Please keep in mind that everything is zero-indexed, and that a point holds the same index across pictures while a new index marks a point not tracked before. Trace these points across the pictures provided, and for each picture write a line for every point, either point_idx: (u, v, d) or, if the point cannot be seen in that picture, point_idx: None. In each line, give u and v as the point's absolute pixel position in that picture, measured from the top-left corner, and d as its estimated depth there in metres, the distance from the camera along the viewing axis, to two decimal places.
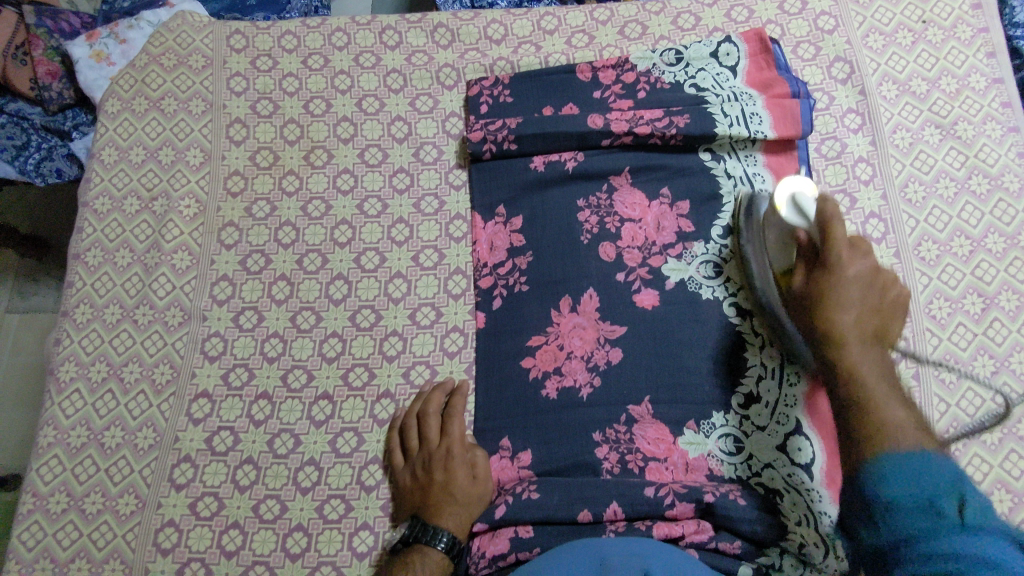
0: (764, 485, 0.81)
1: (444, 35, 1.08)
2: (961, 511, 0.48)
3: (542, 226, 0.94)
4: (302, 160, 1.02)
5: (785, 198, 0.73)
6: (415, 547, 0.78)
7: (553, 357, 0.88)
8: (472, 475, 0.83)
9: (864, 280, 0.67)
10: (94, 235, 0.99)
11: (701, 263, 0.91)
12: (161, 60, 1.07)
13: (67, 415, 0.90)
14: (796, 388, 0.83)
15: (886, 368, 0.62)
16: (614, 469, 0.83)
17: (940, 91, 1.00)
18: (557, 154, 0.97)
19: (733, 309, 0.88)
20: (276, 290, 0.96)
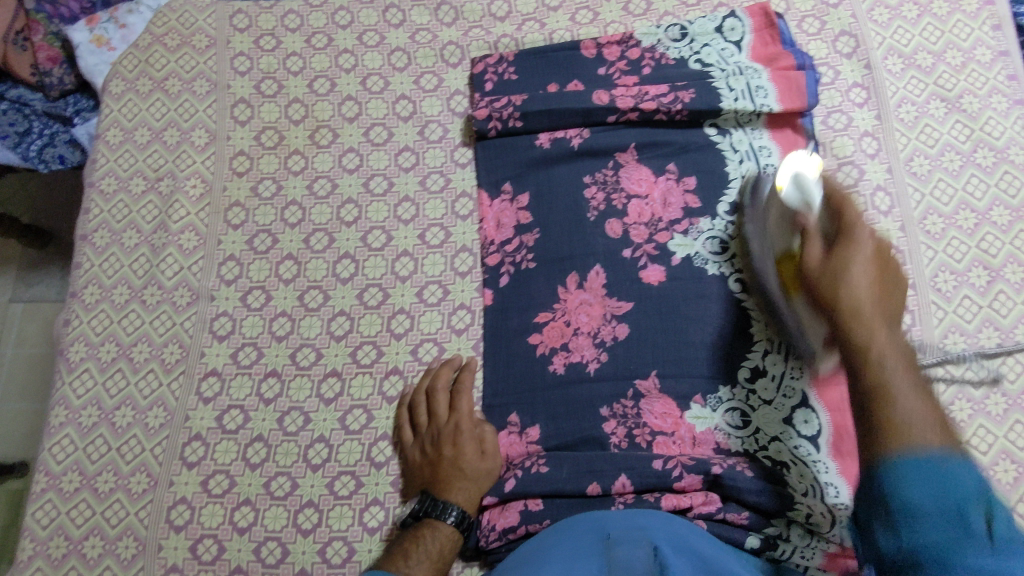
0: (771, 458, 0.81)
1: (448, 13, 1.07)
2: (988, 524, 0.45)
3: (548, 203, 0.94)
4: (307, 140, 1.02)
5: (787, 179, 0.74)
6: (425, 521, 0.78)
7: (560, 333, 0.89)
8: (481, 451, 0.83)
9: (875, 257, 0.63)
10: (101, 216, 0.99)
11: (707, 239, 0.91)
12: (165, 41, 1.07)
13: (78, 395, 0.91)
14: (801, 360, 0.83)
15: (905, 352, 0.57)
16: (621, 443, 0.83)
17: (946, 64, 0.99)
18: (563, 131, 0.97)
19: (738, 285, 0.88)
20: (283, 270, 0.96)
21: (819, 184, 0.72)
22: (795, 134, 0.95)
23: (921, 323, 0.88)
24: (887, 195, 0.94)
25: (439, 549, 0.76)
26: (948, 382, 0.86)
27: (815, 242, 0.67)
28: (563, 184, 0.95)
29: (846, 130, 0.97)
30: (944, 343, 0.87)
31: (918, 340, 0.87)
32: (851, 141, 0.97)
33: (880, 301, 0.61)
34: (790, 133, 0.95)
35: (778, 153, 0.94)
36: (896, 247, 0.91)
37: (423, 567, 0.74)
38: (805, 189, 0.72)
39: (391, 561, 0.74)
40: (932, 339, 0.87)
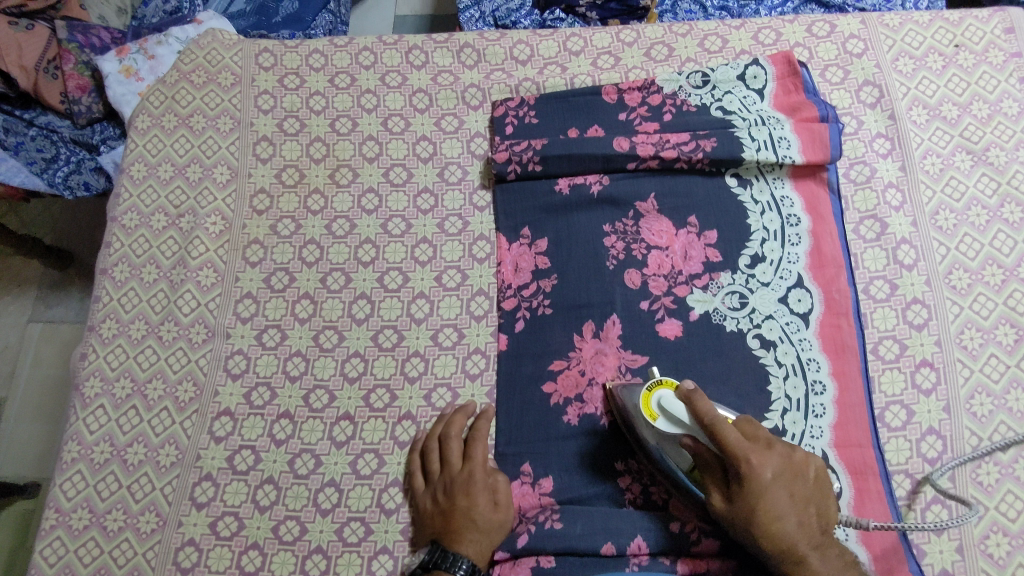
0: None
1: (470, 55, 1.08)
2: None
3: (566, 248, 0.94)
4: (327, 179, 1.02)
5: (658, 409, 0.76)
6: (435, 573, 0.76)
7: (574, 383, 0.88)
8: (494, 501, 0.81)
9: (779, 473, 0.70)
10: (122, 250, 1.00)
11: (727, 293, 0.89)
12: (191, 78, 1.08)
13: (91, 431, 0.91)
14: (822, 420, 0.84)
15: (840, 565, 0.69)
16: (636, 499, 0.82)
17: (972, 117, 0.98)
18: (582, 177, 0.96)
19: (758, 341, 0.87)
20: (299, 309, 0.96)
21: (682, 404, 0.74)
22: (818, 183, 0.95)
23: (947, 381, 0.86)
24: (912, 248, 0.92)
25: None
26: (975, 444, 0.83)
27: (717, 491, 0.72)
28: (581, 229, 0.94)
29: (870, 181, 0.96)
30: (971, 404, 0.85)
31: (944, 400, 0.85)
32: (875, 193, 0.96)
33: (802, 512, 0.70)
34: (813, 182, 0.95)
35: (800, 204, 0.94)
36: (921, 301, 0.89)
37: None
38: (676, 420, 0.75)
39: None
40: (959, 399, 0.85)
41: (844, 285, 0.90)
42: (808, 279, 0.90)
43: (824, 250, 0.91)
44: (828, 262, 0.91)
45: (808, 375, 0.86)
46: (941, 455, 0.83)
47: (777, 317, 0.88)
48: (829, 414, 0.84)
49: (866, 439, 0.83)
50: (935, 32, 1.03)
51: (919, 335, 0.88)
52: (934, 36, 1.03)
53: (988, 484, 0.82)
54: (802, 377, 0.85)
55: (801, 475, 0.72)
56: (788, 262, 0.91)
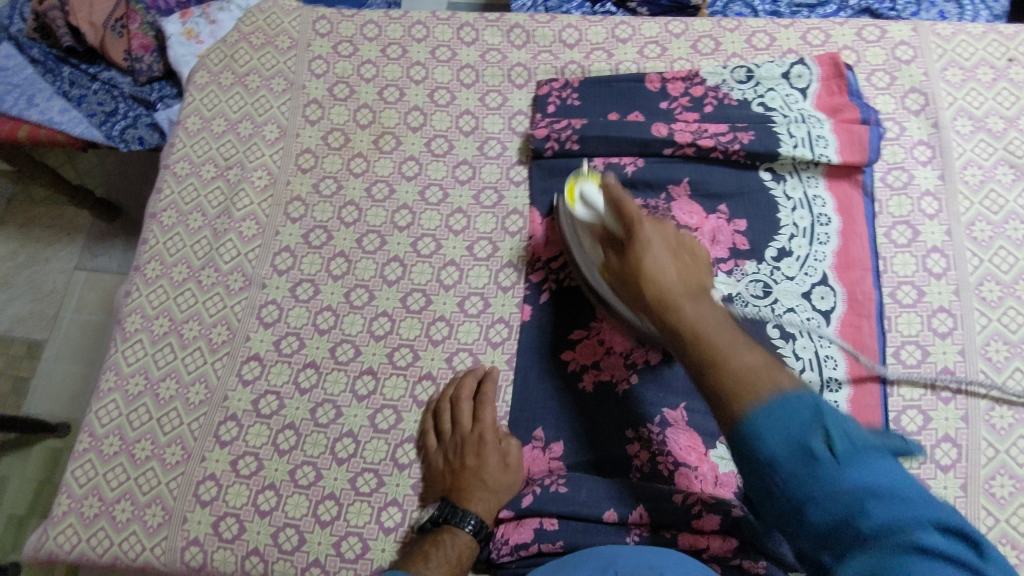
0: None
1: (520, 36, 1.10)
2: (827, 443, 0.53)
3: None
4: (371, 144, 1.06)
5: (578, 198, 0.84)
6: (444, 527, 0.79)
7: (592, 351, 0.90)
8: (502, 462, 0.84)
9: (664, 241, 0.75)
10: (172, 197, 1.05)
11: (751, 281, 0.91)
12: (251, 39, 1.13)
13: (129, 363, 0.96)
14: None
15: (719, 317, 0.67)
16: (643, 467, 0.83)
17: (1018, 131, 0.98)
18: (618, 157, 0.98)
19: (777, 332, 0.88)
20: (334, 266, 0.99)
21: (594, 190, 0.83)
22: (851, 185, 0.95)
23: (967, 391, 0.86)
24: (944, 257, 0.92)
25: (457, 557, 0.77)
26: (991, 456, 0.83)
27: (613, 250, 0.78)
28: None
29: (906, 187, 0.96)
30: (991, 416, 0.85)
31: (963, 409, 0.85)
32: (910, 200, 0.95)
33: (690, 293, 0.70)
34: (846, 183, 0.95)
35: (832, 204, 0.94)
36: (947, 310, 0.89)
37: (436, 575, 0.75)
38: (591, 203, 0.82)
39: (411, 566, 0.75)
40: (978, 409, 0.85)
41: (868, 286, 0.90)
42: (833, 277, 0.91)
43: (851, 252, 0.92)
44: (854, 264, 0.91)
45: (824, 370, 0.86)
46: (955, 463, 0.83)
47: (798, 310, 0.89)
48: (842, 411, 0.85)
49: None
50: (988, 45, 1.02)
51: (942, 343, 0.88)
52: (987, 48, 1.02)
53: (1000, 497, 0.81)
54: (818, 371, 0.86)
55: (688, 251, 0.76)
56: (814, 259, 0.91)
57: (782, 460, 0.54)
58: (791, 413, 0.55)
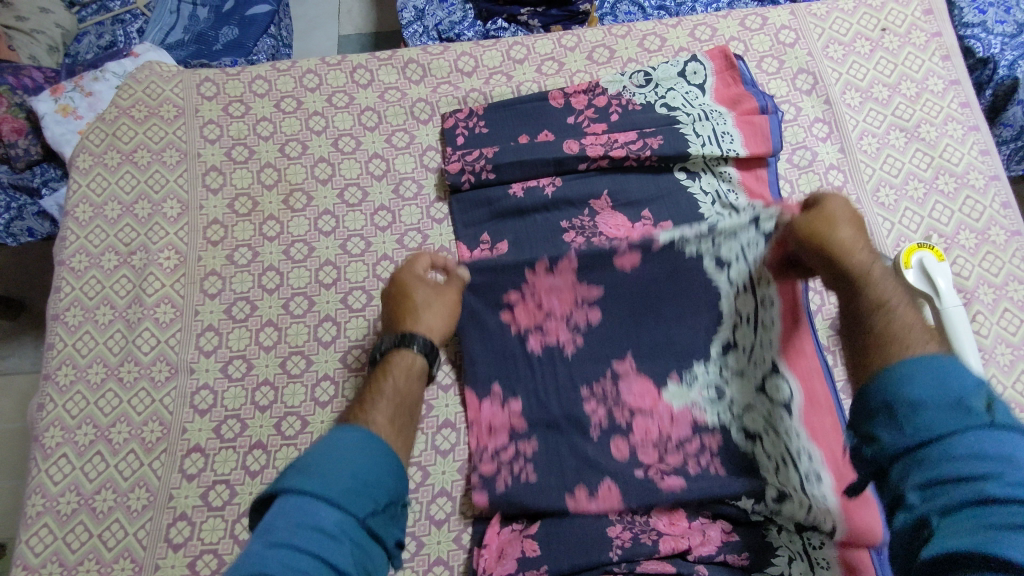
0: (767, 490, 0.81)
1: (416, 71, 1.08)
2: (989, 411, 0.48)
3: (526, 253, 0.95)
4: (281, 205, 1.01)
5: (915, 262, 0.82)
6: (392, 352, 0.78)
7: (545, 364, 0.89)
8: (436, 290, 0.86)
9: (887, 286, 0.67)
10: (73, 294, 0.97)
11: (689, 276, 0.89)
12: (132, 112, 1.07)
13: (55, 482, 0.87)
14: (786, 391, 0.82)
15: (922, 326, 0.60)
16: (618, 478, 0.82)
17: (902, 96, 1.03)
18: (534, 180, 0.97)
19: (716, 318, 0.88)
20: (263, 337, 0.94)
21: (944, 276, 0.80)
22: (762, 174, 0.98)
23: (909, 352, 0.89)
24: None
25: (404, 377, 0.76)
26: None
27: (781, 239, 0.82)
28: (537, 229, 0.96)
29: (812, 164, 1.00)
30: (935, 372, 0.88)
31: None
32: (818, 176, 0.99)
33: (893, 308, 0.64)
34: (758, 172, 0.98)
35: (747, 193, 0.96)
36: None
37: (383, 403, 0.71)
38: (931, 278, 0.80)
39: (358, 410, 0.70)
40: None
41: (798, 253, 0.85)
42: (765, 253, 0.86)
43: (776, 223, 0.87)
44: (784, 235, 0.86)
45: (766, 350, 0.85)
46: None
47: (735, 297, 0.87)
48: (795, 387, 0.82)
49: (823, 393, 0.85)
50: (860, 19, 1.08)
51: None
52: (860, 22, 1.08)
53: None
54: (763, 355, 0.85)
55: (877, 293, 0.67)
56: None
57: (926, 402, 0.50)
58: (950, 377, 0.51)
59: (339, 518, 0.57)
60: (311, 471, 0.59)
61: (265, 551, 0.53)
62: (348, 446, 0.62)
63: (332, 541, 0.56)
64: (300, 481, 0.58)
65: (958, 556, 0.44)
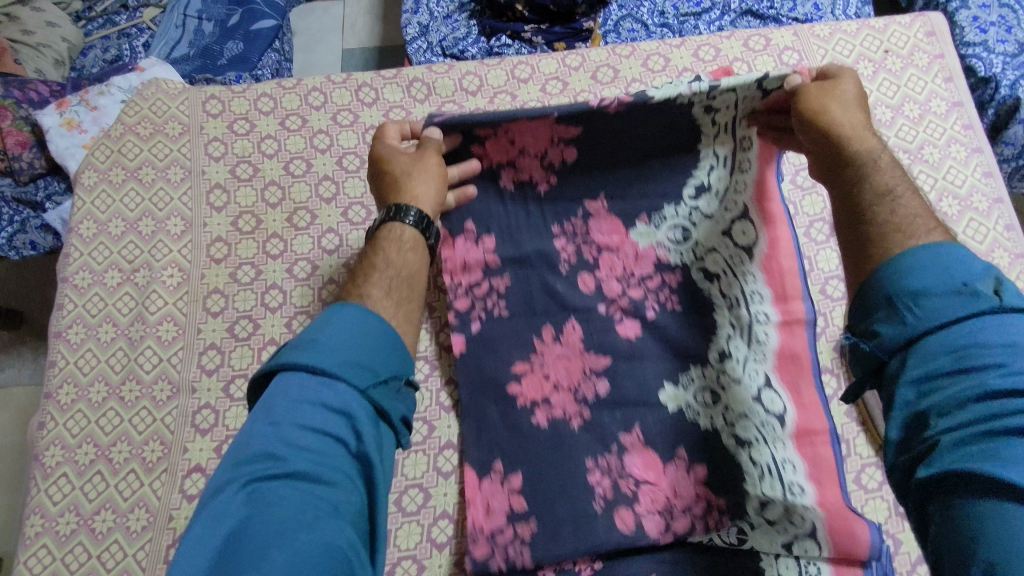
0: (736, 435, 0.83)
1: (420, 89, 1.09)
2: (996, 293, 0.49)
3: (523, 281, 0.92)
4: (285, 223, 1.01)
5: None
6: (383, 228, 0.77)
7: (538, 385, 0.88)
8: (414, 157, 0.82)
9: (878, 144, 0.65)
10: (76, 311, 0.97)
11: (668, 227, 0.91)
12: (137, 130, 1.07)
13: (55, 501, 0.87)
14: (765, 344, 0.85)
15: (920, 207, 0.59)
16: (607, 494, 0.83)
17: (905, 117, 1.03)
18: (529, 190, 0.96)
19: (692, 190, 0.90)
20: (265, 356, 0.94)
21: None
22: None
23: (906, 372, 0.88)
24: None
25: (401, 253, 0.75)
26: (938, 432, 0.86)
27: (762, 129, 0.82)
28: None
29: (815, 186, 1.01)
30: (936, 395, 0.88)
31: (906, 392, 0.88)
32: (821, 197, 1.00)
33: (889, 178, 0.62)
34: None
35: None
36: None
37: (383, 279, 0.72)
38: None
39: (353, 287, 0.71)
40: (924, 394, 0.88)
41: (784, 239, 0.88)
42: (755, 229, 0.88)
43: (776, 214, 0.88)
44: (777, 221, 0.88)
45: (749, 304, 0.86)
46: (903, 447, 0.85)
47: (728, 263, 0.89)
48: (771, 338, 0.85)
49: (792, 264, 0.87)
50: (863, 40, 1.08)
51: None
52: (863, 43, 1.08)
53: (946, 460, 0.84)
54: (745, 324, 0.86)
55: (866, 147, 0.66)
56: None
57: (930, 291, 0.51)
58: (954, 266, 0.51)
59: (339, 389, 0.58)
60: (310, 347, 0.60)
61: (266, 428, 0.55)
62: (348, 320, 0.62)
63: (347, 417, 0.57)
64: (308, 359, 0.58)
65: (960, 472, 0.44)
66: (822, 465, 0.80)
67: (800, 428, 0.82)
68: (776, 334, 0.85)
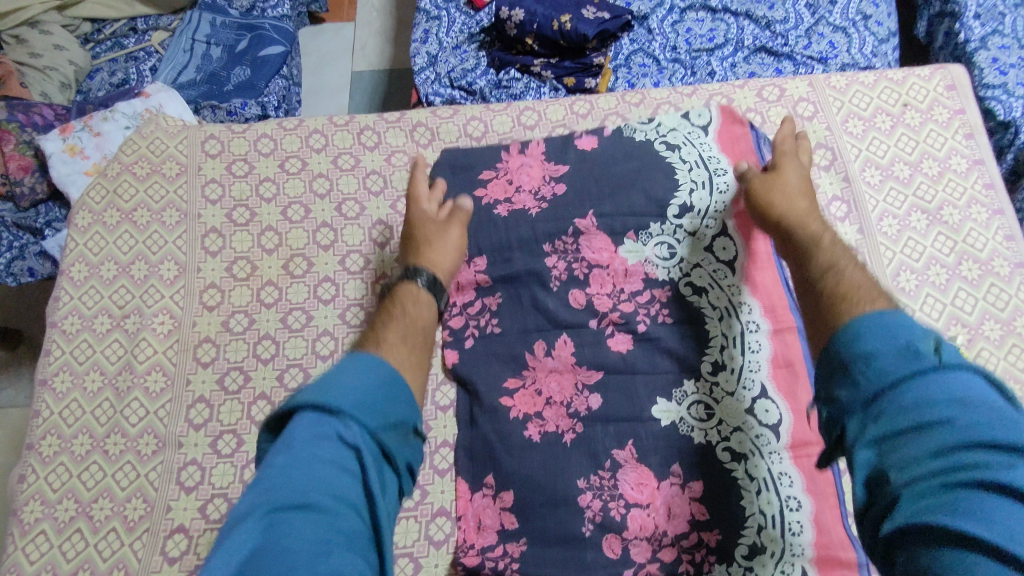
0: (731, 449, 0.84)
1: (424, 134, 1.06)
2: (937, 353, 0.51)
3: (517, 301, 0.93)
4: (280, 270, 0.99)
5: None
6: (400, 286, 0.81)
7: (531, 401, 0.88)
8: (431, 228, 0.88)
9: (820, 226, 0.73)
10: (63, 358, 0.94)
11: (656, 243, 0.94)
12: (134, 169, 1.05)
13: (31, 561, 0.84)
14: (758, 355, 0.88)
15: (873, 282, 0.61)
16: (596, 517, 0.82)
17: (923, 175, 1.00)
18: (521, 204, 0.98)
19: (676, 209, 0.95)
20: (255, 410, 0.91)
21: None
22: None
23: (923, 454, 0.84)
24: None
25: (413, 303, 0.78)
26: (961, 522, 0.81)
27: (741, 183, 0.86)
28: (538, 300, 0.93)
29: None
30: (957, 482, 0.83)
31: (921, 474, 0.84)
32: None
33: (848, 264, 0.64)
34: None
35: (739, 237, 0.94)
36: None
37: (397, 324, 0.73)
38: None
39: (370, 333, 0.72)
40: None
41: (769, 277, 0.92)
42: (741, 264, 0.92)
43: (759, 252, 0.93)
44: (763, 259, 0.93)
45: (741, 314, 0.90)
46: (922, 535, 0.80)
47: (723, 288, 0.91)
48: (764, 348, 0.88)
49: (771, 276, 0.92)
50: (880, 92, 1.05)
51: None
52: (880, 96, 1.05)
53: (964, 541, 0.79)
54: (739, 346, 0.88)
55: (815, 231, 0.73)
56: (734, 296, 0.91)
57: (879, 353, 0.52)
58: (897, 329, 0.53)
59: (354, 435, 0.56)
60: (328, 390, 0.59)
61: (287, 467, 0.53)
62: (368, 365, 0.62)
63: (359, 463, 0.56)
64: (318, 396, 0.57)
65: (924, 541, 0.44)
66: (819, 479, 0.82)
67: (795, 440, 0.84)
68: (768, 343, 0.88)
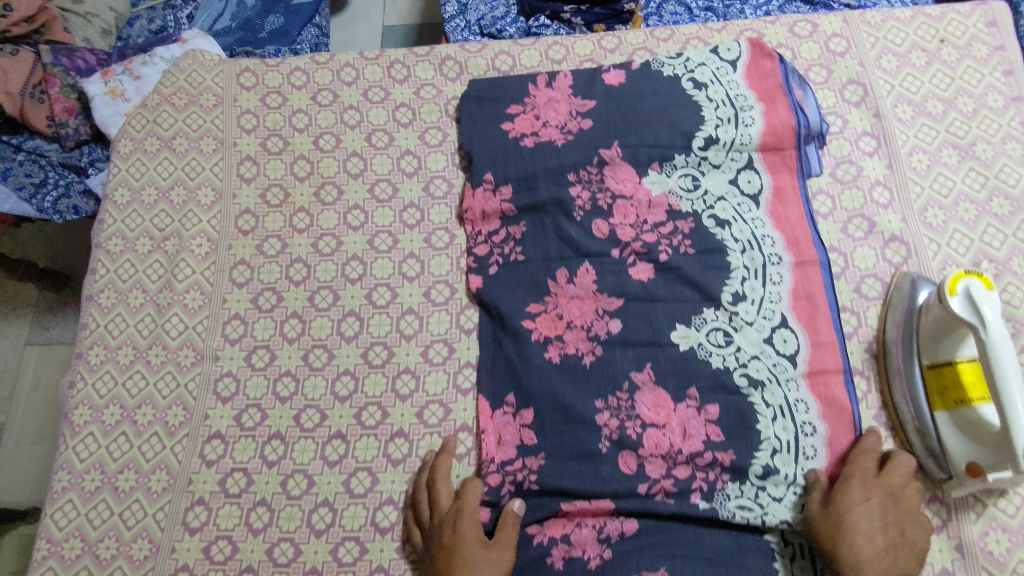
0: (749, 376, 0.85)
1: (452, 67, 1.08)
2: None
3: (540, 230, 0.95)
4: (312, 197, 1.02)
5: (960, 288, 0.77)
6: None
7: (552, 324, 0.90)
8: (476, 551, 0.78)
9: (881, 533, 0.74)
10: (108, 276, 0.99)
11: (680, 176, 0.95)
12: (173, 100, 1.08)
13: (81, 459, 0.90)
14: (779, 286, 0.89)
15: None
16: (613, 435, 0.84)
17: (957, 112, 0.98)
18: (547, 136, 0.98)
19: (701, 140, 0.95)
20: (287, 328, 0.95)
21: (989, 302, 0.75)
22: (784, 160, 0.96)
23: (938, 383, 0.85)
24: (903, 245, 0.92)
25: None
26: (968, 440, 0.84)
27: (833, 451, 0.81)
28: (560, 229, 0.94)
29: (856, 180, 0.96)
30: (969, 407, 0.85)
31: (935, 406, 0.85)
32: (862, 192, 0.95)
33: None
34: (778, 159, 0.95)
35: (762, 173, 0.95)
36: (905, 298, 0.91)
37: None
38: (977, 307, 0.75)
39: None
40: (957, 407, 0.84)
41: (794, 214, 0.93)
42: (764, 203, 0.94)
43: (783, 188, 0.95)
44: (784, 194, 0.94)
45: (762, 248, 0.91)
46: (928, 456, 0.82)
47: (746, 221, 0.92)
48: (785, 280, 0.89)
49: (798, 212, 0.93)
50: (917, 29, 1.03)
51: None
52: (916, 32, 1.03)
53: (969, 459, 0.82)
54: (761, 277, 0.89)
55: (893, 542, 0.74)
56: (756, 229, 0.92)
57: None
58: None
59: None
60: None
61: None
62: None
63: None
64: None
65: None
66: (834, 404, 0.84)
67: (812, 367, 0.86)
68: (790, 275, 0.90)
